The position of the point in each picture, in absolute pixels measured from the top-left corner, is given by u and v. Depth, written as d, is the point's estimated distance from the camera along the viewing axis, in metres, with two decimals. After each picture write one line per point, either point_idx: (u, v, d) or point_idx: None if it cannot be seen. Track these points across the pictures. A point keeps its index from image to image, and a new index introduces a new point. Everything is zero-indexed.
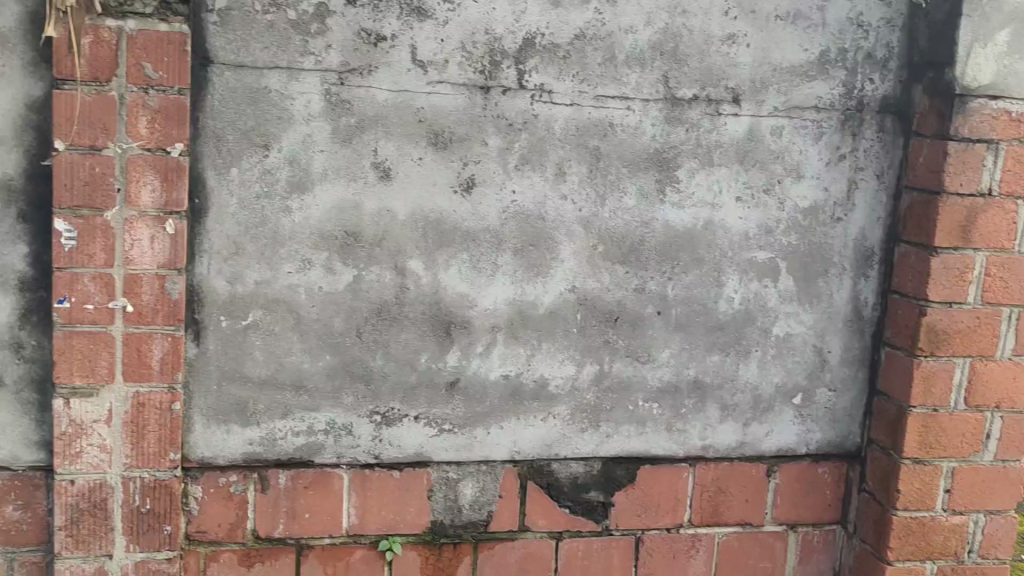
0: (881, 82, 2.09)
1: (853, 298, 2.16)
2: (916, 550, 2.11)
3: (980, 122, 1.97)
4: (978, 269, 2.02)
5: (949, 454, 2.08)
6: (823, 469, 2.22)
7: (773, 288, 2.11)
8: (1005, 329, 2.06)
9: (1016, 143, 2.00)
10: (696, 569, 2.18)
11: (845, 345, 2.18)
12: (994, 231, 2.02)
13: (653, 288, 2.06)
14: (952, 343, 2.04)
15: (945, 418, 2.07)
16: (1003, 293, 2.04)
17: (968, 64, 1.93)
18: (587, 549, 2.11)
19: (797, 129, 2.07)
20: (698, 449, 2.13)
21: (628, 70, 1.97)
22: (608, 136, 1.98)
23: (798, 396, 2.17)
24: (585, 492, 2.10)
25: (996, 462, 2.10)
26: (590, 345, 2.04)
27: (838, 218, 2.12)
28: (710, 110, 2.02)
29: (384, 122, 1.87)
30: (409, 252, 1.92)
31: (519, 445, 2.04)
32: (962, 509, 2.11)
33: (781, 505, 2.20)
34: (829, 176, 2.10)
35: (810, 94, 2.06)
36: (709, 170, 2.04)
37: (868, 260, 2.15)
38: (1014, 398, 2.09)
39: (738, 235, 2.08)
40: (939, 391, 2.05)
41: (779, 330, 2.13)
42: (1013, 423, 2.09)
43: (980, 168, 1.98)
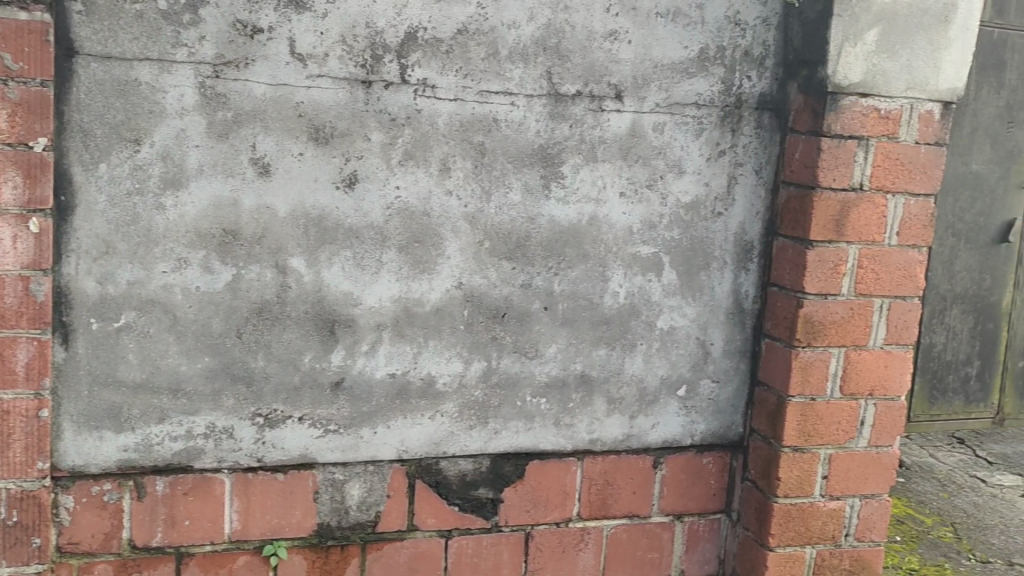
0: (758, 79, 2.14)
1: (733, 291, 2.21)
2: (797, 535, 2.17)
3: (851, 119, 2.03)
4: (851, 261, 2.09)
5: (826, 441, 2.15)
6: (707, 459, 2.27)
7: (657, 282, 2.14)
8: (876, 319, 2.14)
9: (885, 139, 2.07)
10: (585, 562, 2.20)
11: (726, 337, 2.22)
12: (865, 225, 2.09)
13: (540, 284, 2.06)
14: (827, 334, 2.10)
15: (822, 407, 2.13)
16: (875, 284, 2.12)
17: (839, 63, 2.00)
18: (476, 547, 2.11)
19: (678, 126, 2.10)
20: (586, 443, 2.15)
21: (511, 65, 1.96)
22: (492, 132, 1.98)
23: (682, 388, 2.21)
24: (474, 489, 2.09)
25: (869, 447, 2.19)
26: (477, 341, 2.03)
27: (718, 213, 2.16)
28: (593, 106, 2.03)
29: (262, 116, 1.82)
30: (290, 250, 1.88)
31: (406, 444, 2.02)
32: (838, 494, 2.19)
33: (667, 496, 2.24)
34: (709, 172, 2.14)
35: (689, 91, 2.09)
36: (593, 166, 2.05)
37: (748, 254, 2.20)
38: (885, 385, 2.17)
39: (622, 230, 2.10)
40: (816, 380, 2.12)
41: (663, 324, 2.16)
42: (884, 409, 2.18)
43: (851, 163, 2.05)
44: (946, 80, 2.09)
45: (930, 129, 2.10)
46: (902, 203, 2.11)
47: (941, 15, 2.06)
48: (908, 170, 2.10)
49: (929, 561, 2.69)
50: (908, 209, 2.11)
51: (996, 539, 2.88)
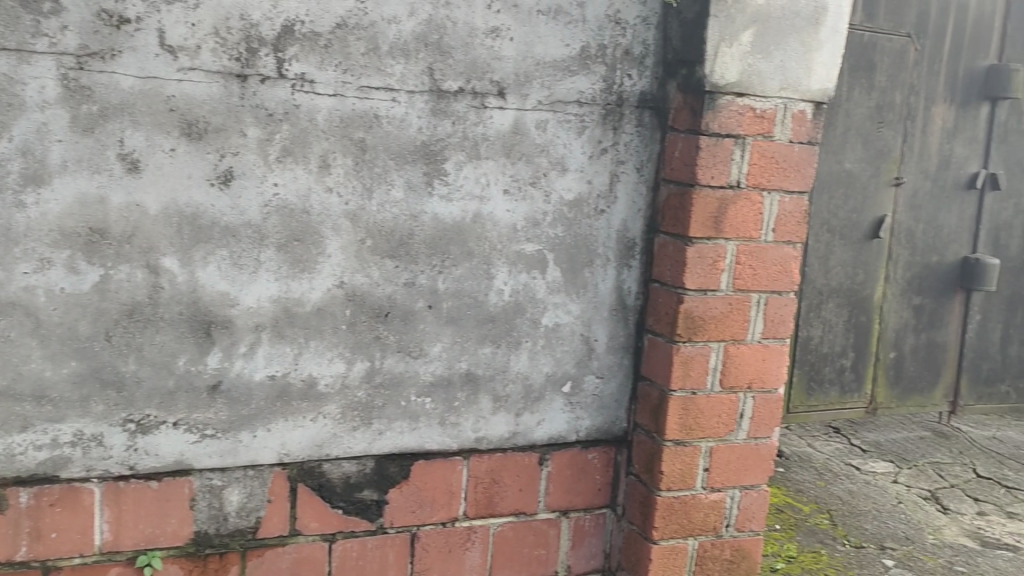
0: (639, 78, 2.16)
1: (616, 288, 2.23)
2: (680, 528, 2.20)
3: (728, 118, 2.08)
4: (730, 257, 2.13)
5: (706, 434, 2.19)
6: (592, 454, 2.28)
7: (541, 279, 2.15)
8: (754, 313, 2.19)
9: (760, 138, 2.12)
10: (472, 561, 2.19)
11: (610, 334, 2.25)
12: (743, 222, 2.13)
13: (423, 282, 2.04)
14: (706, 328, 2.14)
15: (703, 400, 2.17)
16: (752, 279, 2.17)
17: (716, 63, 2.03)
18: (361, 550, 2.08)
19: (561, 123, 2.11)
20: (472, 441, 2.14)
21: (391, 60, 1.93)
22: (373, 128, 1.94)
23: (567, 385, 2.22)
24: (358, 491, 2.06)
25: (748, 439, 2.24)
26: (360, 341, 2.00)
27: (601, 210, 2.18)
28: (476, 102, 2.02)
29: (130, 110, 1.75)
30: (162, 250, 1.81)
31: (287, 447, 1.97)
32: (719, 486, 2.23)
33: (553, 492, 2.25)
34: (591, 170, 2.16)
35: (571, 88, 2.10)
36: (476, 163, 2.04)
37: (630, 251, 2.23)
38: (763, 377, 2.23)
39: (505, 228, 2.09)
40: (697, 374, 2.15)
41: (548, 321, 2.17)
42: (762, 402, 2.24)
43: (729, 161, 2.09)
44: (818, 80, 2.16)
45: (803, 128, 2.16)
46: (778, 200, 2.17)
47: (812, 18, 2.12)
48: (783, 168, 2.15)
49: (807, 548, 2.78)
50: (783, 205, 2.17)
51: (869, 525, 3.00)
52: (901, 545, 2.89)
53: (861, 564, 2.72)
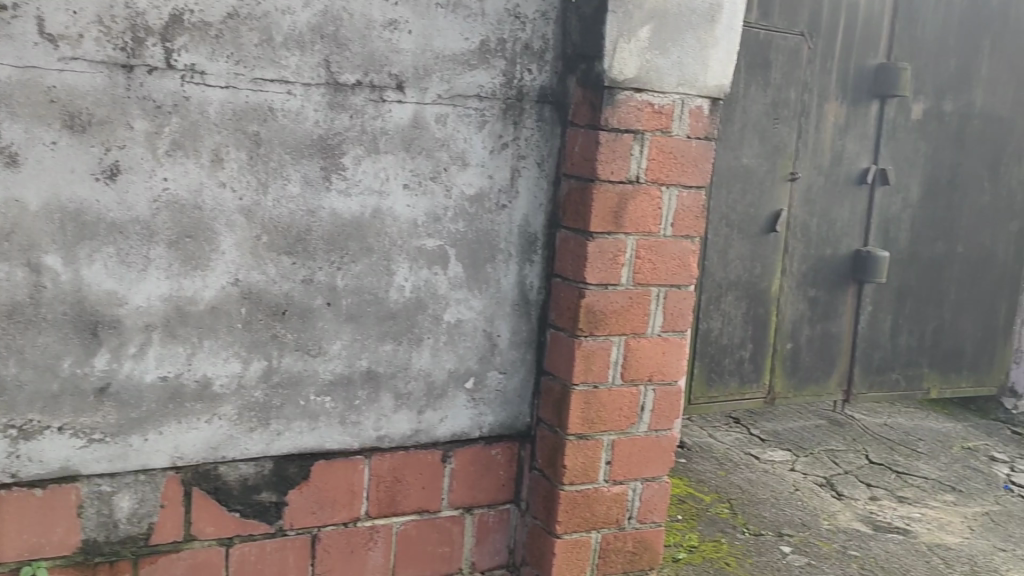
0: (539, 72, 2.16)
1: (519, 283, 2.23)
2: (583, 521, 2.22)
3: (626, 113, 2.09)
4: (630, 252, 2.15)
5: (608, 427, 2.21)
6: (495, 450, 2.28)
7: (442, 275, 2.13)
8: (654, 307, 2.21)
9: (659, 134, 2.14)
10: (375, 561, 2.16)
11: (512, 329, 2.24)
12: (642, 216, 2.15)
13: (322, 279, 2.00)
14: (608, 322, 2.16)
15: (604, 394, 2.18)
16: (652, 273, 2.19)
17: (614, 58, 2.04)
18: (259, 553, 2.03)
19: (461, 118, 2.09)
20: (373, 440, 2.11)
21: (286, 52, 1.89)
22: (268, 121, 1.89)
23: (470, 381, 2.21)
24: (256, 493, 2.01)
25: (649, 431, 2.27)
26: (257, 340, 1.95)
27: (502, 205, 2.17)
28: (374, 96, 1.99)
29: (8, 101, 1.67)
30: (43, 247, 1.73)
31: (181, 450, 1.91)
32: (621, 478, 2.25)
33: (457, 489, 2.24)
34: (492, 165, 2.14)
35: (471, 82, 2.09)
36: (375, 157, 2.01)
37: (532, 246, 2.23)
38: (663, 370, 2.26)
39: (406, 223, 2.07)
40: (598, 367, 2.17)
41: (450, 317, 2.15)
42: (662, 394, 2.27)
43: (628, 156, 2.11)
44: (714, 77, 2.19)
45: (700, 124, 2.19)
46: (676, 194, 2.19)
47: (708, 15, 2.15)
48: (682, 163, 2.18)
49: (708, 537, 2.83)
50: (682, 200, 2.20)
51: (767, 512, 3.08)
52: (798, 532, 2.96)
53: (759, 551, 2.78)
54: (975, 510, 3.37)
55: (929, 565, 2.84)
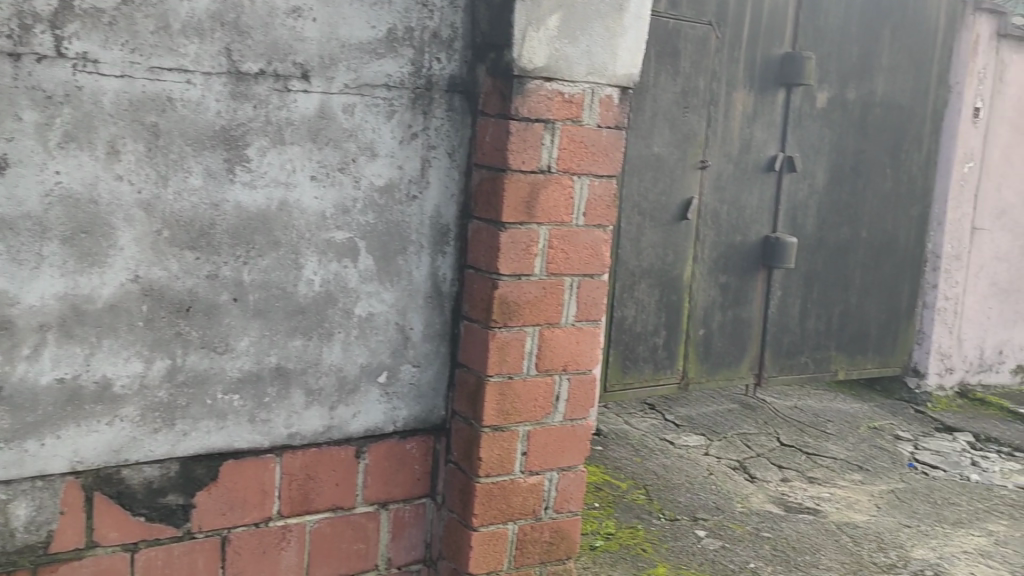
0: (447, 61, 2.13)
1: (431, 275, 2.20)
2: (500, 513, 2.21)
3: (536, 102, 2.08)
4: (542, 242, 2.14)
5: (523, 418, 2.20)
6: (410, 445, 2.25)
7: (352, 268, 2.09)
8: (567, 297, 2.21)
9: (570, 123, 2.14)
10: (288, 561, 2.12)
11: (425, 321, 2.22)
12: (554, 206, 2.14)
13: (227, 274, 1.94)
14: (521, 313, 2.15)
15: (519, 384, 2.17)
16: (565, 263, 2.19)
17: (523, 47, 2.03)
18: (167, 558, 1.97)
19: (369, 107, 2.05)
20: (284, 438, 2.06)
21: (185, 40, 1.82)
22: (167, 112, 1.83)
23: (383, 375, 2.18)
24: (162, 496, 1.94)
25: (565, 421, 2.27)
26: (160, 339, 1.89)
27: (413, 196, 2.14)
28: (278, 86, 1.94)
29: None
30: None
31: (81, 454, 1.84)
32: (537, 469, 2.25)
33: (371, 485, 2.20)
34: (402, 155, 2.11)
35: (378, 72, 2.05)
36: (280, 148, 1.96)
37: (444, 237, 2.20)
38: (577, 359, 2.26)
39: (314, 216, 2.02)
40: (513, 358, 2.16)
41: (361, 311, 2.12)
42: (577, 383, 2.27)
43: (539, 145, 2.10)
44: (623, 66, 2.19)
45: (610, 113, 2.20)
46: (587, 183, 2.19)
47: (616, 4, 2.15)
48: (592, 152, 2.18)
49: (624, 524, 2.86)
50: (593, 189, 2.20)
51: (682, 497, 3.12)
52: (712, 515, 3.01)
53: (675, 536, 2.82)
54: (881, 488, 3.46)
55: (838, 544, 2.91)
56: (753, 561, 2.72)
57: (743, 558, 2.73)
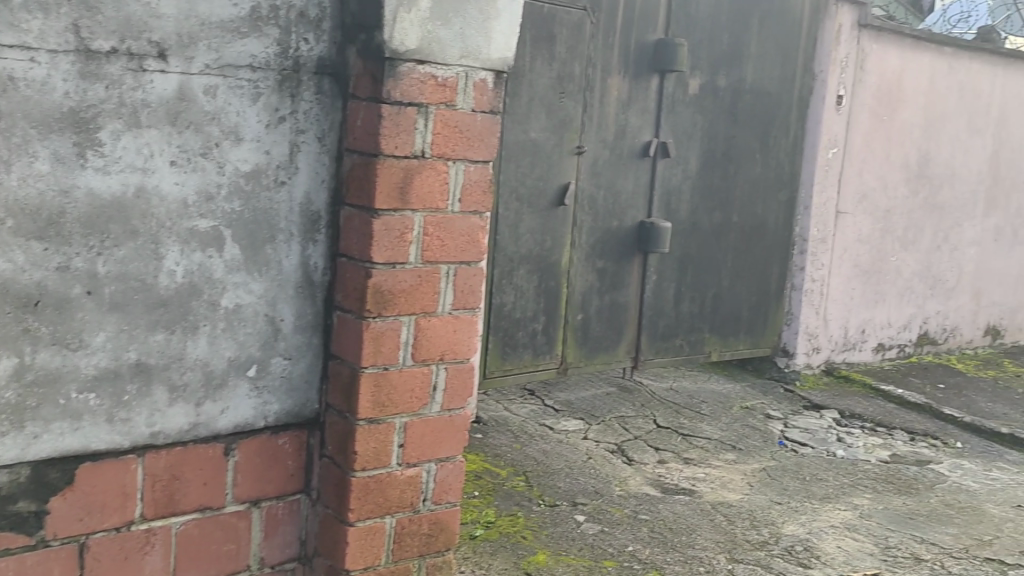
0: (315, 42, 2.05)
1: (302, 263, 2.13)
2: (376, 507, 2.16)
3: (409, 86, 2.02)
4: (417, 229, 2.09)
5: (400, 410, 2.15)
6: (283, 440, 2.18)
7: (217, 258, 2.00)
8: (444, 285, 2.17)
9: (444, 107, 2.09)
10: (153, 566, 2.02)
11: (297, 312, 2.14)
12: (429, 192, 2.10)
13: (80, 266, 1.82)
14: (396, 302, 2.09)
15: (395, 376, 2.12)
16: (440, 251, 2.14)
17: (395, 28, 1.97)
18: (18, 568, 1.84)
19: (232, 89, 1.96)
20: (146, 437, 1.96)
21: (27, 15, 1.69)
22: (8, 92, 1.70)
23: (252, 369, 2.09)
24: (12, 504, 1.82)
25: (442, 411, 2.23)
26: (5, 335, 1.76)
27: (281, 182, 2.06)
28: (133, 65, 1.82)
29: None
30: None
31: None
32: (415, 461, 2.20)
33: (242, 483, 2.12)
34: (269, 140, 2.02)
35: (242, 52, 1.95)
36: (136, 132, 1.85)
37: (315, 225, 2.13)
38: (454, 349, 2.22)
39: (174, 203, 1.92)
40: (388, 349, 2.10)
41: (227, 302, 2.03)
42: (454, 372, 2.23)
43: (412, 130, 2.04)
44: (497, 49, 2.15)
45: (485, 97, 2.16)
46: (462, 169, 2.15)
47: None
48: (467, 137, 2.13)
49: (504, 512, 2.85)
50: (468, 175, 2.16)
51: (561, 483, 3.13)
52: (591, 500, 3.03)
53: (555, 522, 2.83)
54: (754, 467, 3.56)
55: (713, 523, 2.97)
56: (631, 544, 2.75)
57: (621, 541, 2.76)
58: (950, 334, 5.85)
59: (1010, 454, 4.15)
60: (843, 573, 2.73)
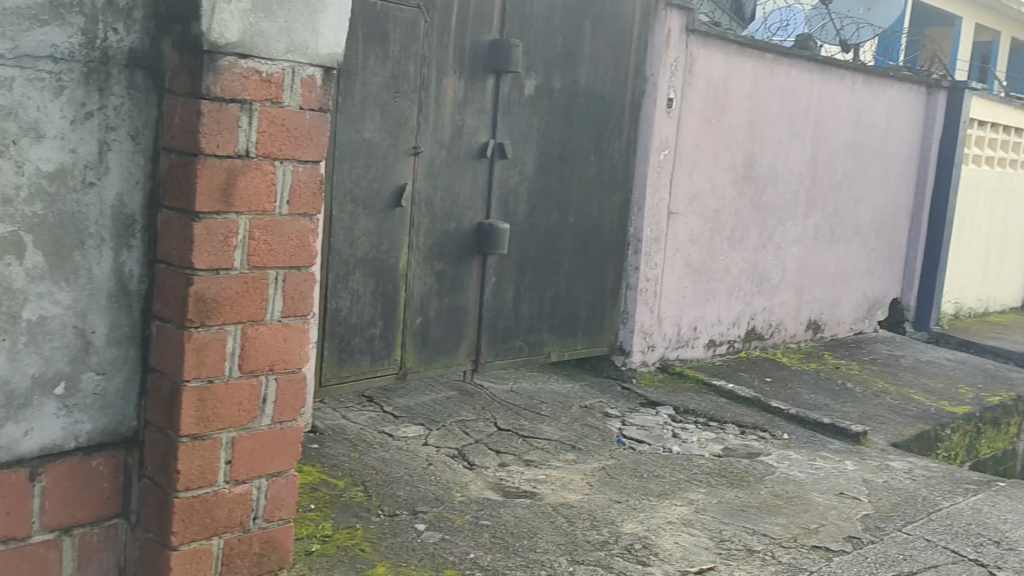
0: (126, 33, 1.91)
1: (116, 271, 1.98)
2: (202, 528, 2.03)
3: (230, 81, 1.91)
4: (242, 233, 1.98)
5: (226, 424, 2.03)
6: (97, 461, 2.02)
7: (17, 266, 1.82)
8: (272, 292, 2.06)
9: (269, 104, 1.98)
10: None
11: (110, 323, 1.99)
12: (254, 194, 1.99)
13: None
14: (221, 311, 1.97)
15: (220, 389, 2.00)
16: (268, 256, 2.04)
17: (214, 20, 1.86)
18: None
19: (31, 82, 1.79)
20: None
21: None
22: None
23: (61, 386, 1.93)
24: None
25: (273, 424, 2.12)
26: None
27: (90, 183, 1.91)
28: None
29: None
30: None
31: None
32: (244, 478, 2.09)
33: (51, 510, 1.94)
34: (75, 137, 1.87)
35: (42, 41, 1.79)
36: None
37: (129, 229, 1.98)
38: (285, 358, 2.11)
39: None
40: (212, 360, 1.98)
41: (31, 314, 1.86)
42: (286, 383, 2.12)
43: (236, 128, 1.93)
44: (325, 44, 2.06)
45: (314, 94, 2.06)
46: (291, 170, 2.05)
47: None
48: (295, 136, 2.04)
49: (341, 525, 2.75)
50: (297, 176, 2.06)
51: (401, 491, 3.06)
52: (431, 507, 2.97)
53: (394, 533, 2.75)
54: (593, 466, 3.58)
55: (554, 525, 2.97)
56: (473, 551, 2.71)
57: (463, 549, 2.71)
58: (776, 329, 6.11)
59: (832, 444, 4.36)
60: (680, 568, 2.77)
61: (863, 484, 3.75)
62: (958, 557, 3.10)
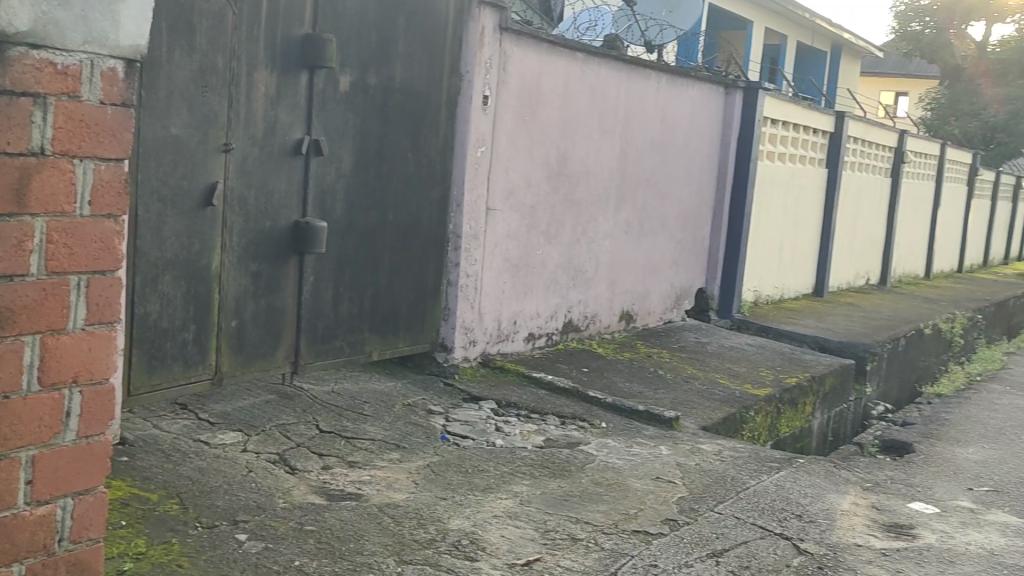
0: None
1: None
2: None
3: (21, 73, 1.78)
4: (38, 237, 1.85)
5: (26, 442, 1.89)
6: None
7: None
8: (74, 298, 1.93)
9: (66, 98, 1.86)
10: None
11: None
12: (52, 194, 1.86)
13: None
14: (16, 321, 1.84)
15: (17, 404, 1.86)
16: (68, 260, 1.91)
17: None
18: None
19: None
20: None
21: None
22: None
23: None
24: None
25: (79, 439, 1.99)
26: None
27: None
28: None
29: None
30: None
31: None
32: (46, 498, 1.96)
33: None
34: None
35: None
36: None
37: None
38: (90, 368, 1.99)
39: None
40: (8, 374, 1.84)
41: None
42: (92, 395, 2.00)
43: (28, 125, 1.80)
44: (127, 36, 1.95)
45: (115, 88, 1.94)
46: (91, 168, 1.92)
47: None
48: (95, 132, 1.92)
49: (156, 541, 2.62)
50: (99, 175, 1.94)
51: (219, 501, 2.95)
52: (253, 516, 2.88)
53: (213, 545, 2.65)
54: (418, 464, 3.57)
55: (381, 526, 2.94)
56: (298, 558, 2.64)
57: (287, 557, 2.64)
58: (591, 320, 6.29)
59: (647, 430, 4.53)
60: (507, 561, 2.80)
61: (677, 467, 3.92)
62: (765, 533, 3.29)
